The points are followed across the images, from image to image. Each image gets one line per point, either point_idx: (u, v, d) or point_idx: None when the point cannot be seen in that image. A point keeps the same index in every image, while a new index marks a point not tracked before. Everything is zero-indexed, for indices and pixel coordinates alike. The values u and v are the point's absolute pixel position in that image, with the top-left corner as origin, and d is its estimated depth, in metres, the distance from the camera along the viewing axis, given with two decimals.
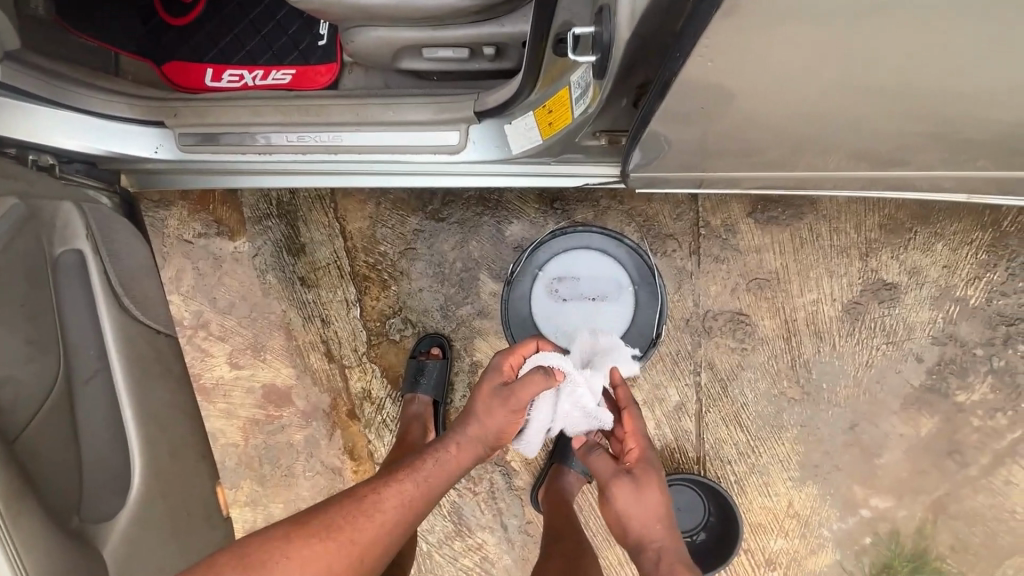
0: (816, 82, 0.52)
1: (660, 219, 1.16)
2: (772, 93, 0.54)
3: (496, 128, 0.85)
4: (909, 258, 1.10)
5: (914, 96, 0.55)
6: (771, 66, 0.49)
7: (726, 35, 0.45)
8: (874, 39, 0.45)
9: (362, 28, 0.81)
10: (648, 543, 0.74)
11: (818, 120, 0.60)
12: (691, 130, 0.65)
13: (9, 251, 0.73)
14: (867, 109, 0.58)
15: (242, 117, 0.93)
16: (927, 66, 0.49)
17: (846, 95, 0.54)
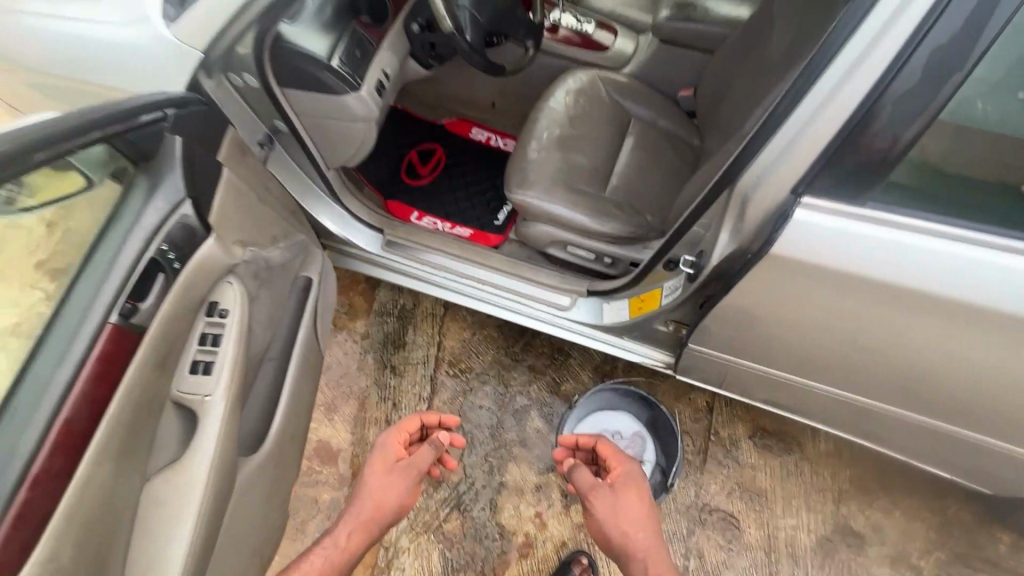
0: (811, 326, 0.88)
1: (682, 416, 1.49)
2: (786, 327, 0.90)
3: (595, 304, 1.28)
4: (873, 515, 1.35)
5: (876, 364, 0.90)
6: (782, 309, 0.87)
7: (755, 287, 0.84)
8: (838, 308, 0.82)
9: (535, 223, 1.32)
10: (635, 550, 0.98)
11: (814, 354, 0.95)
12: (734, 343, 1.02)
13: (291, 260, 1.13)
14: (845, 363, 0.94)
15: (435, 243, 1.42)
16: (882, 346, 0.86)
17: (828, 340, 0.90)
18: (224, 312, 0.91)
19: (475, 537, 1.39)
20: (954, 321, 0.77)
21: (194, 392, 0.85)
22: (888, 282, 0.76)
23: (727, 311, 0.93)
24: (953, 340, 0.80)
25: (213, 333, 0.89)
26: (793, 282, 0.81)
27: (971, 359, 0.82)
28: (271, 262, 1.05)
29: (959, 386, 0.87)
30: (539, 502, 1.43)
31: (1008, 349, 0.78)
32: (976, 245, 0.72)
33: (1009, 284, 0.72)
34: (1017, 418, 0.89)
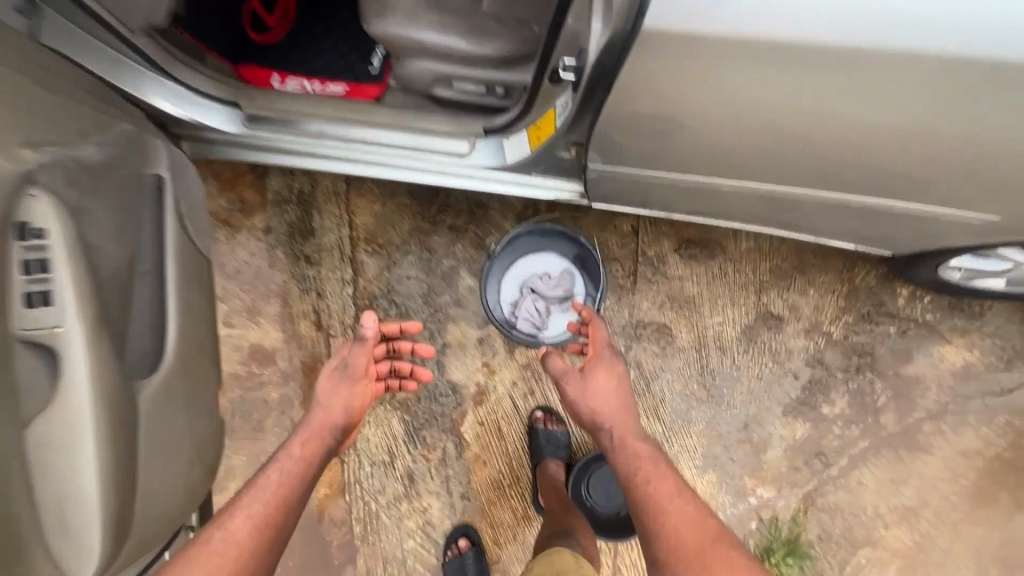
0: (719, 112, 0.79)
1: (609, 244, 1.48)
2: (689, 120, 0.82)
3: (496, 145, 1.16)
4: (790, 297, 1.45)
5: (783, 146, 0.84)
6: (682, 95, 0.77)
7: (650, 70, 0.74)
8: (745, 82, 0.73)
9: (413, 58, 1.13)
10: (603, 421, 1.01)
11: (720, 149, 0.88)
12: (638, 151, 0.94)
13: (117, 159, 0.95)
14: (751, 154, 0.88)
15: (304, 108, 1.21)
16: (787, 125, 0.80)
17: (737, 128, 0.82)
18: (40, 231, 0.75)
19: (429, 398, 1.44)
20: (845, 76, 0.71)
21: (39, 325, 0.73)
22: (788, 41, 0.67)
23: (621, 112, 0.84)
24: (866, 98, 0.74)
25: (37, 260, 0.74)
26: (679, 59, 0.71)
27: (886, 118, 0.76)
28: (90, 162, 0.88)
29: (856, 155, 0.84)
30: (484, 354, 1.46)
31: (911, 93, 0.72)
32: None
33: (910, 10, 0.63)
34: (919, 177, 0.87)
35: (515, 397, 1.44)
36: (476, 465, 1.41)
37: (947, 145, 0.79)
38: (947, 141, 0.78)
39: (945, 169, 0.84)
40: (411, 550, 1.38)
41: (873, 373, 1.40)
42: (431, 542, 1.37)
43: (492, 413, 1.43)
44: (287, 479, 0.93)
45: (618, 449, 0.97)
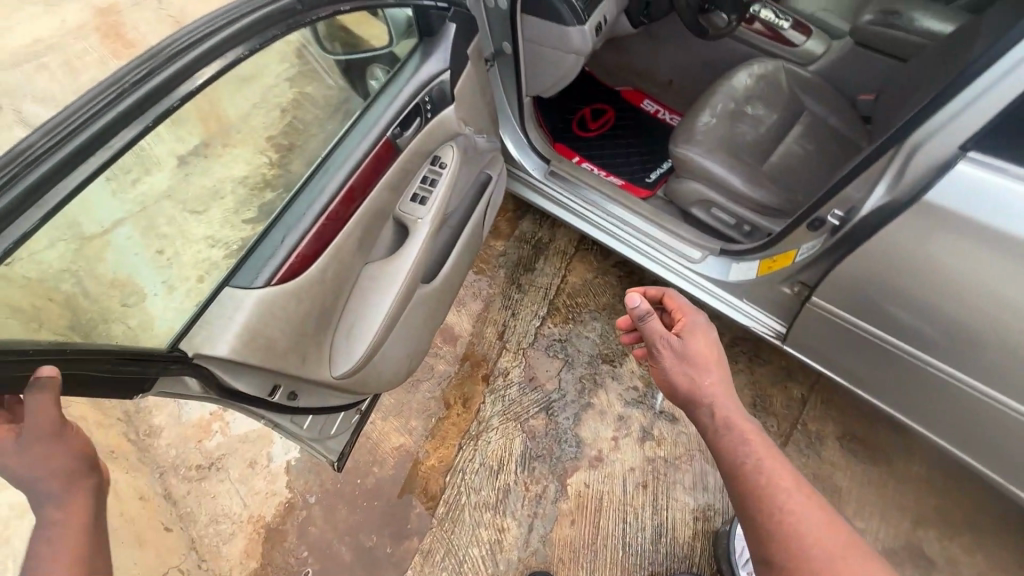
0: (925, 290, 0.97)
1: (772, 398, 1.56)
2: (897, 288, 1.01)
3: (724, 261, 1.39)
4: (950, 546, 1.34)
5: (1017, 327, 0.91)
6: (886, 268, 0.99)
7: (872, 244, 0.98)
8: (952, 266, 0.91)
9: (686, 181, 1.47)
10: (703, 397, 0.98)
11: (926, 323, 1.02)
12: (855, 300, 1.09)
13: (486, 152, 1.41)
14: (959, 331, 0.99)
15: (591, 181, 1.62)
16: (1010, 321, 0.91)
17: (941, 310, 0.98)
18: (442, 162, 1.20)
19: (555, 440, 1.57)
20: None
21: (412, 214, 1.15)
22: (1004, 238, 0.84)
23: (851, 266, 1.03)
24: None
25: (432, 177, 1.18)
26: (928, 231, 0.90)
27: None
28: (476, 147, 1.34)
29: None
30: (618, 429, 1.57)
31: None
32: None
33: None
34: None
35: (627, 482, 1.50)
36: (566, 520, 1.47)
37: None
38: None
39: None
40: (472, 558, 1.45)
41: None
42: (492, 562, 1.44)
43: (603, 485, 1.50)
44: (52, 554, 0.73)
45: (761, 478, 0.89)
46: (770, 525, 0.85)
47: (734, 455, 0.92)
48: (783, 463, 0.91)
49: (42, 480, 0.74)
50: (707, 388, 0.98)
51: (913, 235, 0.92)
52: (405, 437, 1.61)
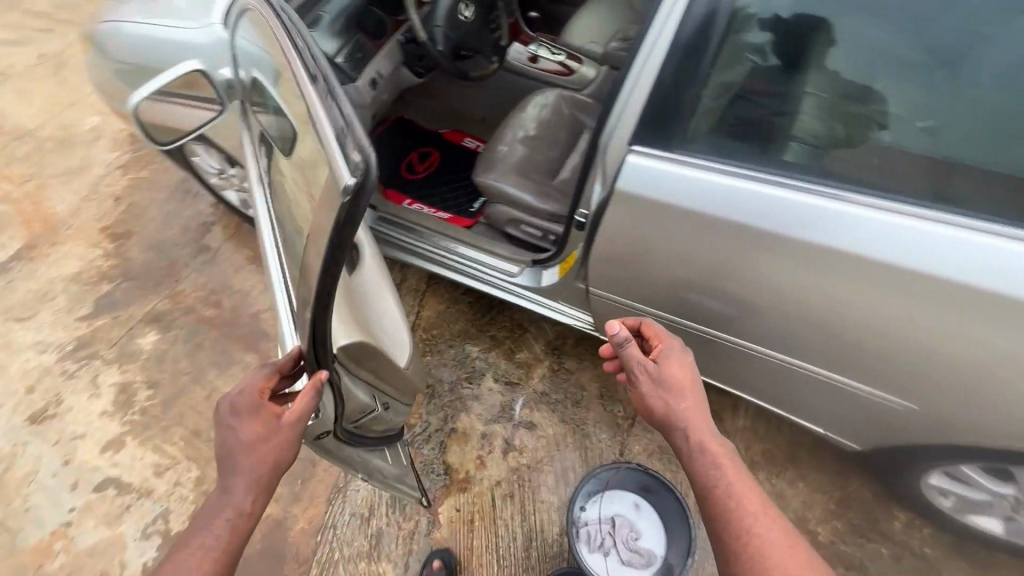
0: (665, 268, 1.11)
1: (616, 387, 1.70)
2: (646, 270, 1.14)
3: (536, 272, 1.49)
4: (777, 484, 1.49)
5: (734, 285, 1.05)
6: (632, 253, 1.12)
7: (612, 233, 1.11)
8: (674, 241, 1.05)
9: (496, 206, 1.61)
10: (677, 422, 1.01)
11: (680, 297, 1.15)
12: (625, 287, 1.21)
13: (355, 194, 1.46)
14: (702, 299, 1.12)
15: (415, 219, 1.71)
16: (790, 305, 1.01)
17: (684, 283, 1.11)
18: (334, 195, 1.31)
19: (422, 473, 1.59)
20: (754, 244, 0.98)
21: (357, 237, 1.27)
22: (694, 211, 0.99)
23: (630, 262, 1.15)
24: (776, 271, 0.99)
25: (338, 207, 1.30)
26: (642, 214, 1.05)
27: (792, 284, 0.99)
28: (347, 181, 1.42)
29: (799, 313, 1.01)
30: (482, 447, 1.62)
31: (806, 260, 0.95)
32: (865, 206, 0.90)
33: (895, 240, 0.89)
34: (862, 342, 0.98)
35: (495, 496, 1.55)
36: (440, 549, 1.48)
37: (847, 316, 0.97)
38: (861, 328, 0.97)
39: (879, 336, 0.96)
40: None
41: None
42: None
43: (474, 506, 1.54)
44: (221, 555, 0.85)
45: (731, 498, 0.92)
46: (739, 546, 0.87)
47: (704, 476, 0.96)
48: (753, 487, 0.93)
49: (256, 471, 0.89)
50: (678, 412, 1.02)
51: (668, 228, 1.04)
52: (271, 505, 1.55)
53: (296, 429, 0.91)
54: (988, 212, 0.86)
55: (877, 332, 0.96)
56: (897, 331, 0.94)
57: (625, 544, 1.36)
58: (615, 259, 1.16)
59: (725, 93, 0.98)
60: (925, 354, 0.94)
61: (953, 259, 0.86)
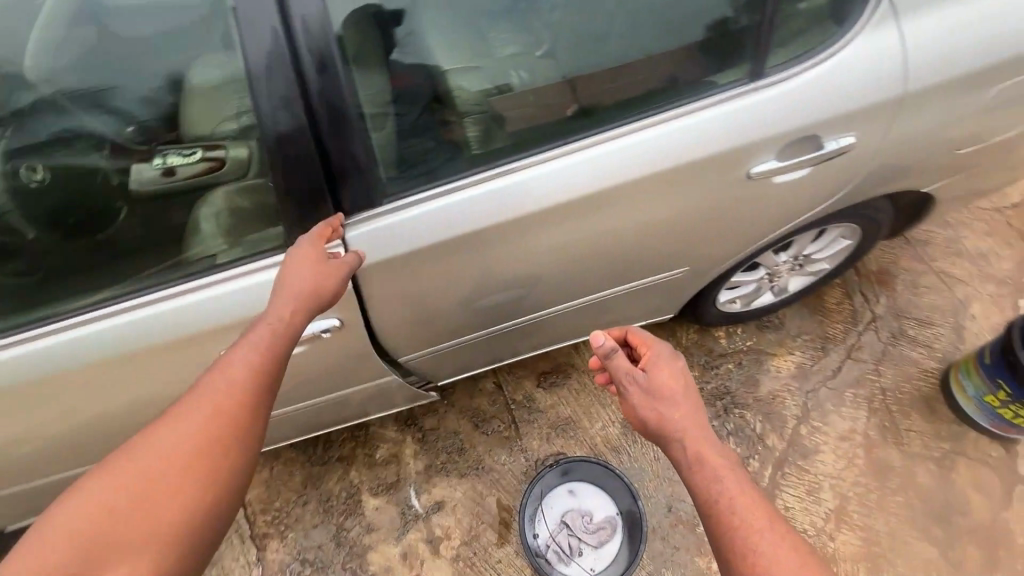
0: (447, 298, 1.05)
1: (481, 406, 1.62)
2: (434, 311, 1.07)
3: None
4: None
5: (511, 273, 1.04)
6: (410, 308, 1.04)
7: (379, 304, 1.01)
8: (437, 274, 0.99)
9: None
10: (672, 433, 0.83)
11: (479, 309, 1.11)
12: (430, 334, 1.13)
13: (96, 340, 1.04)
14: (497, 299, 1.09)
15: None
16: (555, 265, 1.05)
17: (472, 299, 1.07)
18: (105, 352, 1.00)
19: None
20: (501, 235, 0.96)
21: None
22: (432, 240, 0.93)
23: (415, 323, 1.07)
24: (532, 242, 0.99)
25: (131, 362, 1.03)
26: (391, 273, 0.95)
27: (551, 244, 1.00)
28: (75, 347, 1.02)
29: (572, 258, 1.04)
30: (412, 567, 1.44)
31: (548, 220, 0.96)
32: (541, 162, 0.92)
33: (582, 173, 0.92)
34: (627, 249, 1.06)
35: None
36: None
37: (605, 238, 1.02)
38: (621, 239, 1.03)
39: (635, 237, 1.04)
40: None
41: (738, 410, 1.57)
42: None
43: None
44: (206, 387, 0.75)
45: (734, 520, 0.73)
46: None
47: (704, 496, 0.77)
48: (762, 500, 0.75)
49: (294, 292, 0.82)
50: (668, 424, 0.84)
51: (416, 280, 0.98)
52: None
53: (336, 284, 0.86)
54: (624, 111, 0.91)
55: (626, 241, 1.04)
56: (637, 232, 1.03)
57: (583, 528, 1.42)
58: (403, 328, 1.08)
59: (382, 116, 0.85)
60: (663, 233, 1.04)
61: (667, 145, 0.92)
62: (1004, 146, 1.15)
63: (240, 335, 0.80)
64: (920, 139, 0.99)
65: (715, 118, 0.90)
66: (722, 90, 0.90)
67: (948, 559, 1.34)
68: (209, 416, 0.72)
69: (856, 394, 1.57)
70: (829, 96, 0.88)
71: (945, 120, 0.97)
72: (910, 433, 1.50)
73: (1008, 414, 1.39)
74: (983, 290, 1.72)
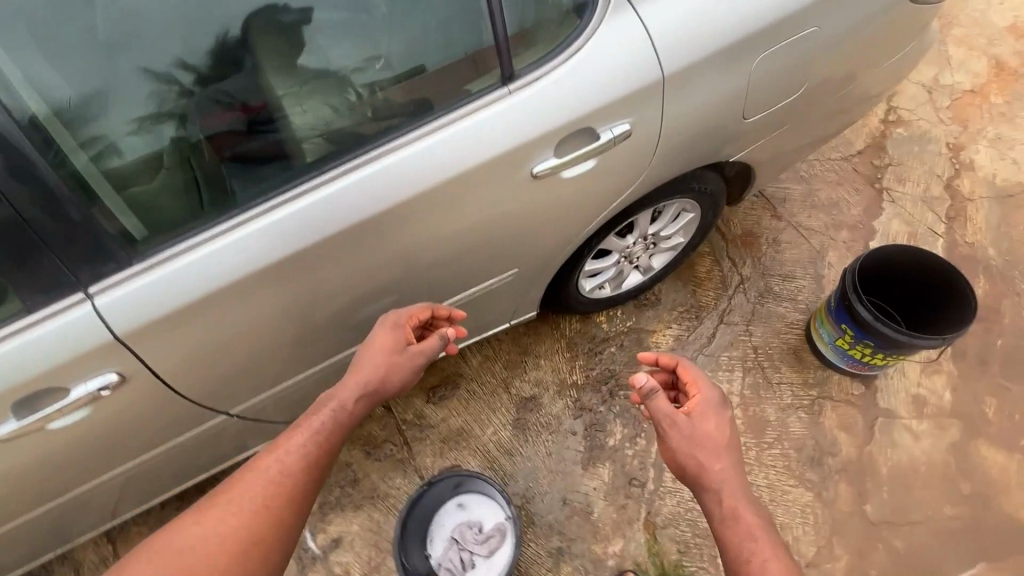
0: (252, 344, 1.01)
1: (371, 433, 1.58)
2: (242, 357, 1.03)
3: None
4: (531, 376, 1.64)
5: (312, 309, 1.01)
6: (211, 361, 1.00)
7: (171, 366, 0.96)
8: (226, 324, 0.95)
9: None
10: (709, 479, 0.97)
11: (298, 345, 1.08)
12: (255, 378, 1.10)
13: None
14: (312, 334, 1.07)
15: None
16: (362, 289, 1.02)
17: (283, 340, 1.04)
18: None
19: None
20: (281, 277, 0.92)
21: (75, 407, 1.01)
22: (203, 297, 0.88)
23: (225, 372, 1.04)
24: (321, 277, 0.96)
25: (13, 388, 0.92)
26: (168, 335, 0.91)
27: (344, 275, 0.98)
28: None
29: (375, 282, 1.03)
30: None
31: (330, 255, 0.93)
32: (310, 191, 0.87)
33: (356, 197, 0.88)
34: (432, 264, 1.05)
35: None
36: None
37: (403, 260, 1.01)
38: (421, 257, 1.02)
39: (436, 252, 1.02)
40: None
41: (623, 391, 1.60)
42: None
43: None
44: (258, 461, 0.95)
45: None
46: None
47: (736, 549, 0.91)
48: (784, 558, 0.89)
49: (369, 358, 1.03)
50: (705, 472, 0.97)
51: (207, 327, 0.93)
52: None
53: (401, 363, 1.04)
54: (386, 129, 0.88)
55: (431, 255, 1.02)
56: (440, 244, 1.01)
57: (470, 543, 1.33)
58: (218, 375, 1.04)
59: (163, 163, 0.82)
60: (465, 244, 1.04)
61: (434, 164, 0.89)
62: (796, 109, 1.20)
63: (305, 414, 1.01)
64: (693, 119, 1.01)
65: (480, 126, 0.88)
66: (477, 99, 0.88)
67: (824, 499, 1.42)
68: (259, 509, 0.90)
69: (731, 356, 1.62)
70: (574, 96, 0.88)
71: (710, 101, 1.00)
72: (781, 385, 1.57)
73: (860, 354, 1.43)
74: (837, 237, 1.82)
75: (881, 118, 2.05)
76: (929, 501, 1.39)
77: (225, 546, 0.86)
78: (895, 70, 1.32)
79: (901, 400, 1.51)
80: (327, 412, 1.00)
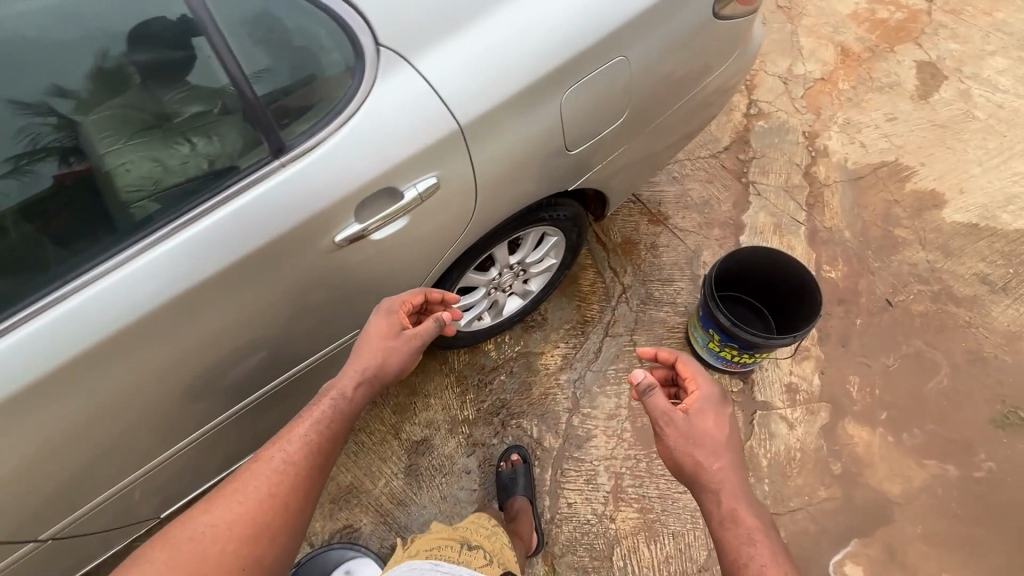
0: (46, 471, 0.91)
1: None
2: (39, 489, 0.93)
3: None
4: (422, 418, 1.58)
5: (111, 421, 0.92)
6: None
7: None
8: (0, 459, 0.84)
9: None
10: (709, 479, 0.95)
11: (115, 456, 0.99)
12: (70, 498, 0.99)
13: None
14: (127, 443, 0.98)
15: None
16: (170, 387, 0.94)
17: (87, 458, 0.95)
18: None
19: None
20: (54, 398, 0.83)
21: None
22: None
23: (25, 503, 0.93)
24: (109, 389, 0.87)
25: None
26: None
27: (137, 383, 0.89)
28: None
29: (181, 381, 0.95)
30: None
31: (111, 367, 0.85)
32: (67, 300, 0.78)
33: (126, 298, 0.80)
34: (245, 349, 0.98)
35: None
36: None
37: (206, 354, 0.93)
38: (227, 345, 0.95)
39: (243, 338, 0.95)
40: None
41: (515, 420, 1.58)
42: None
43: None
44: (264, 453, 0.97)
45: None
46: None
47: (737, 550, 0.89)
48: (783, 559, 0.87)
49: (368, 347, 1.03)
50: (703, 472, 0.95)
51: None
52: None
53: (405, 347, 1.06)
54: (145, 220, 0.79)
55: (241, 336, 0.95)
56: (252, 322, 0.94)
57: None
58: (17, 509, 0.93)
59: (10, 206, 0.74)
60: (278, 323, 0.97)
61: (205, 257, 0.82)
62: (630, 129, 1.19)
63: (310, 401, 1.03)
64: (506, 165, 0.99)
65: (256, 203, 0.82)
66: (243, 182, 0.81)
67: None
68: (266, 498, 0.93)
69: (617, 369, 1.64)
70: (354, 166, 0.83)
71: (518, 144, 0.98)
72: None
73: (730, 356, 1.46)
74: (710, 236, 1.87)
75: (743, 113, 2.11)
76: (805, 487, 1.46)
77: (236, 539, 0.89)
78: (735, 74, 1.35)
79: (776, 391, 1.57)
80: (327, 401, 1.01)
